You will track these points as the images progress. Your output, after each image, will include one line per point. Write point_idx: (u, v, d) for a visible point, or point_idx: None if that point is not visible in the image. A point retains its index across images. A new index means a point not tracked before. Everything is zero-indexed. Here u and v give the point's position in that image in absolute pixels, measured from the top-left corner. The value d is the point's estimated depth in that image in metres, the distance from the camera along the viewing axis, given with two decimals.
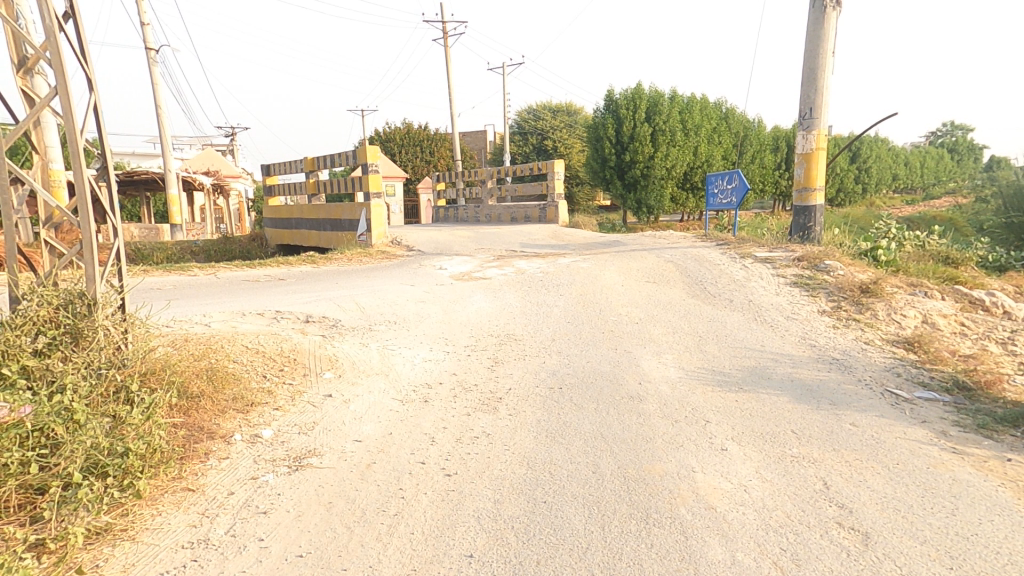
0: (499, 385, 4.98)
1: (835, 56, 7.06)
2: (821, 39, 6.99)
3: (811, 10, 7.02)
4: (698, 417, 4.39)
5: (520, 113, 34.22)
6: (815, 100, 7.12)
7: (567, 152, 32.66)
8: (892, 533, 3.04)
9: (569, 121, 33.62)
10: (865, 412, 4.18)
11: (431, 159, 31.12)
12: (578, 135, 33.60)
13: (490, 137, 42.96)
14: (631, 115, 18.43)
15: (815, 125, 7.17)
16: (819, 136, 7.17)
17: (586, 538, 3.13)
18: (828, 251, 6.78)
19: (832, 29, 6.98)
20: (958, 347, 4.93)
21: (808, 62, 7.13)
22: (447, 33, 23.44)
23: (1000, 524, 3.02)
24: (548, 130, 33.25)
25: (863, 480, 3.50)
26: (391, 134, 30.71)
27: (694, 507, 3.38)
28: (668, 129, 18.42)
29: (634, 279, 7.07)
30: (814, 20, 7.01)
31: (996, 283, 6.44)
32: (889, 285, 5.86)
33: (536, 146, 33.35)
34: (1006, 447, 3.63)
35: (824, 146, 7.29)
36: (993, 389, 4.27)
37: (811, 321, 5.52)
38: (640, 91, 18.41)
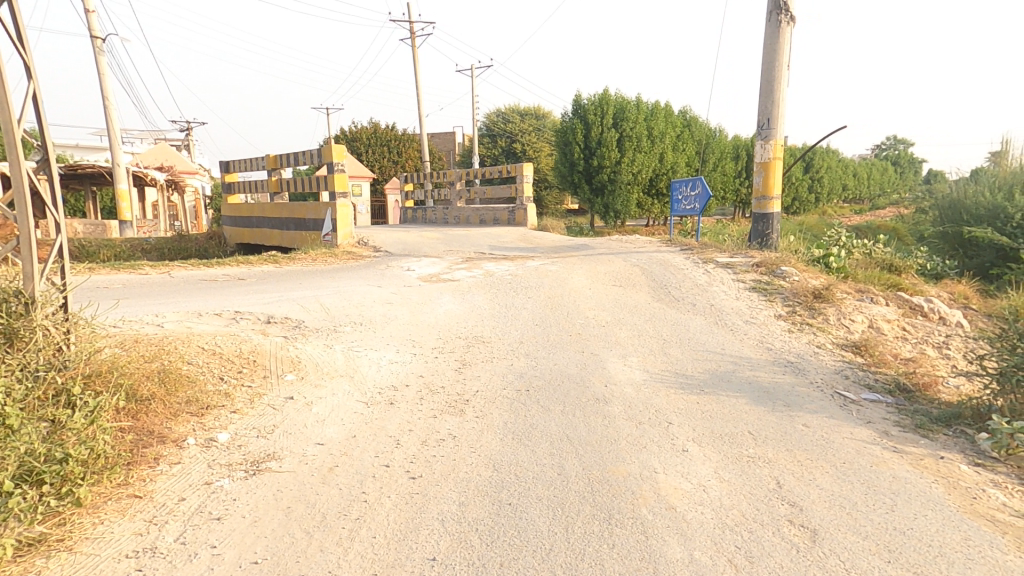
0: (466, 387, 4.97)
1: (790, 70, 7.36)
2: (777, 53, 7.27)
3: (767, 24, 7.29)
4: (661, 419, 4.49)
5: (490, 115, 34.26)
6: (772, 111, 7.40)
7: (536, 156, 32.86)
8: (838, 530, 3.18)
9: (537, 125, 33.91)
10: (817, 413, 4.37)
11: (399, 160, 30.83)
12: (547, 138, 33.87)
13: (459, 139, 42.87)
14: (598, 121, 18.72)
15: (773, 135, 7.44)
16: (776, 146, 7.45)
17: (549, 539, 3.16)
18: (784, 258, 7.04)
19: (787, 43, 7.26)
20: (900, 351, 5.21)
21: (766, 75, 7.41)
22: (416, 34, 23.32)
23: (933, 519, 3.20)
24: (517, 133, 33.45)
25: (813, 479, 3.66)
26: (358, 133, 30.28)
27: (655, 507, 3.46)
28: (634, 135, 18.79)
29: (601, 283, 7.18)
30: (771, 35, 7.29)
31: (934, 291, 6.85)
32: (840, 291, 6.13)
33: (505, 149, 33.46)
34: (940, 446, 3.86)
35: (780, 156, 7.59)
36: (930, 391, 4.53)
37: (768, 325, 5.72)
38: (607, 97, 18.71)
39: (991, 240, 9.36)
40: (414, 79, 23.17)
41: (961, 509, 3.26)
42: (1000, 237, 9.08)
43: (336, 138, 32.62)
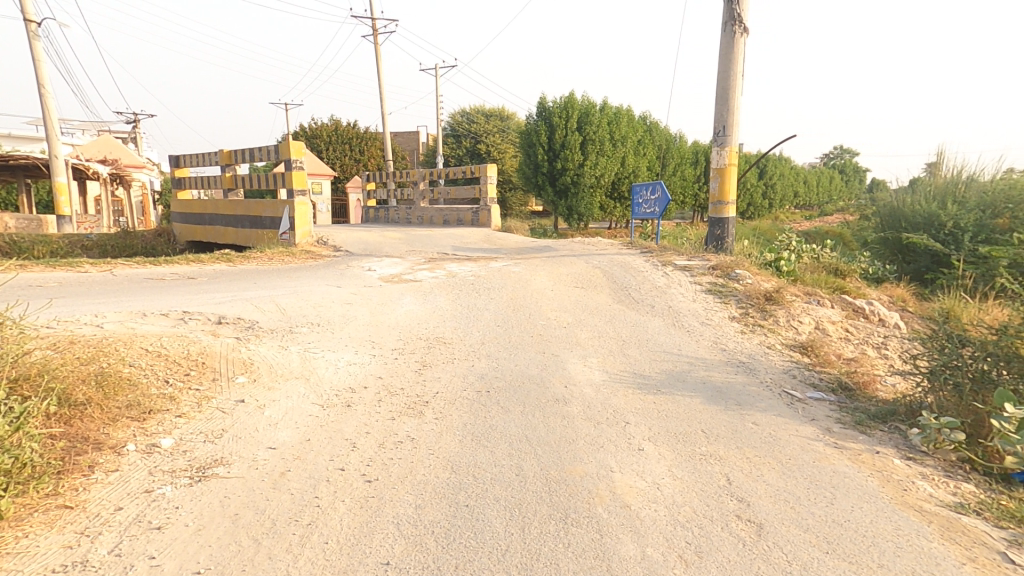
0: (426, 389, 4.93)
1: (744, 79, 7.60)
2: (732, 62, 7.51)
3: (723, 34, 7.51)
4: (618, 418, 4.58)
5: (456, 115, 34.05)
6: (727, 119, 7.64)
7: (501, 157, 32.91)
8: (782, 523, 3.31)
9: (501, 127, 33.94)
10: (766, 411, 4.53)
11: (360, 158, 30.40)
12: (511, 140, 33.96)
13: (422, 138, 42.64)
14: (564, 123, 18.91)
15: (728, 142, 7.67)
16: (731, 152, 7.69)
17: (506, 540, 3.17)
18: (738, 261, 7.28)
19: (741, 53, 7.50)
20: (843, 351, 5.45)
21: (721, 84, 7.63)
22: (377, 30, 23.07)
23: (867, 510, 3.37)
24: (481, 134, 33.43)
25: (760, 475, 3.79)
26: (317, 130, 29.69)
27: (611, 506, 3.52)
28: (598, 139, 19.05)
29: (563, 284, 7.24)
30: (725, 45, 7.52)
31: (876, 294, 7.18)
32: (790, 294, 6.36)
33: (470, 150, 33.33)
34: (876, 441, 4.05)
35: (735, 163, 7.84)
36: (869, 389, 4.74)
37: (722, 326, 5.89)
38: (572, 101, 18.95)
39: (927, 246, 9.90)
40: (378, 76, 22.91)
41: (892, 500, 3.44)
42: (935, 243, 9.60)
43: (294, 135, 31.84)
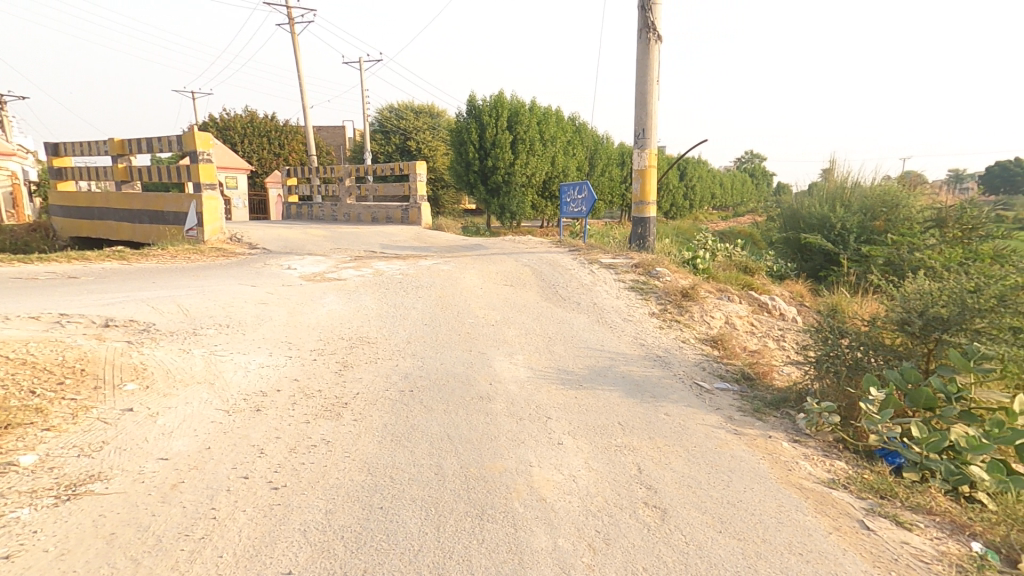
0: (346, 390, 4.80)
1: (660, 85, 7.93)
2: (648, 68, 7.80)
3: (639, 40, 7.79)
4: (540, 414, 4.64)
5: (383, 110, 33.11)
6: (645, 122, 7.93)
7: (432, 154, 32.33)
8: (683, 507, 3.47)
9: (430, 124, 33.45)
10: (678, 402, 4.74)
11: (279, 152, 29.20)
12: (441, 137, 33.63)
13: (350, 134, 41.43)
14: (493, 122, 18.67)
15: (647, 145, 7.97)
16: (651, 154, 7.99)
17: (419, 540, 3.14)
18: (659, 259, 7.58)
19: (656, 59, 7.81)
20: (748, 343, 5.81)
21: (639, 88, 7.91)
22: (291, 20, 22.17)
23: (758, 490, 3.60)
24: (410, 131, 32.90)
25: (668, 463, 3.96)
26: (230, 122, 28.37)
27: (527, 499, 3.57)
28: (528, 138, 18.97)
29: (493, 282, 7.27)
30: (641, 52, 7.81)
31: (779, 290, 7.73)
32: (704, 290, 6.71)
33: (399, 146, 32.53)
34: (771, 426, 4.34)
35: (655, 165, 8.14)
36: (768, 378, 5.06)
37: (643, 322, 6.12)
38: (501, 101, 18.72)
39: (820, 245, 10.69)
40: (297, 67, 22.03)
41: (779, 480, 3.69)
42: (827, 243, 10.39)
43: (204, 125, 29.78)
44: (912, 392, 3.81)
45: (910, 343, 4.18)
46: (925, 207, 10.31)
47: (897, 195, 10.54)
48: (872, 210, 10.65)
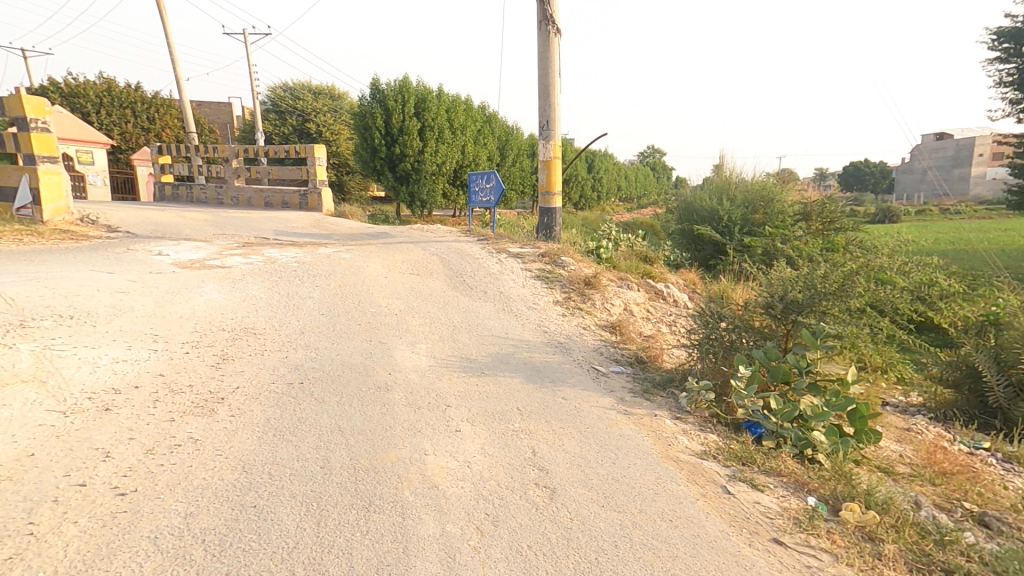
0: (224, 384, 4.35)
1: (561, 77, 8.11)
2: (548, 60, 7.95)
3: (539, 32, 7.91)
4: (439, 402, 4.47)
5: (277, 88, 30.50)
6: (549, 114, 8.06)
7: (335, 139, 30.45)
8: (571, 484, 3.48)
9: (332, 106, 31.50)
10: (574, 386, 4.78)
11: (149, 126, 25.86)
12: (343, 120, 31.39)
13: (237, 113, 38.55)
14: (399, 108, 18.01)
15: (551, 136, 8.12)
16: (555, 146, 8.15)
17: (295, 537, 2.86)
18: (565, 249, 7.72)
19: (556, 52, 7.98)
20: (644, 329, 6.03)
21: (541, 80, 8.03)
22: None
23: (640, 465, 3.69)
24: (309, 112, 30.69)
25: (561, 444, 3.95)
26: (80, 89, 24.53)
27: (418, 488, 3.39)
28: (436, 125, 18.35)
29: (399, 271, 7.04)
30: (541, 43, 7.93)
31: (676, 278, 8.16)
32: (605, 279, 6.90)
33: (296, 128, 30.44)
34: (658, 405, 4.50)
35: (559, 156, 8.29)
36: (658, 360, 5.29)
37: (547, 309, 6.16)
38: (407, 86, 18.17)
39: (710, 236, 11.36)
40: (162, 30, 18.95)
41: (660, 454, 3.81)
42: (716, 234, 11.06)
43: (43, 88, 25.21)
44: (772, 368, 4.09)
45: (772, 324, 4.48)
46: (794, 202, 11.21)
47: (771, 191, 11.42)
48: (752, 205, 11.44)
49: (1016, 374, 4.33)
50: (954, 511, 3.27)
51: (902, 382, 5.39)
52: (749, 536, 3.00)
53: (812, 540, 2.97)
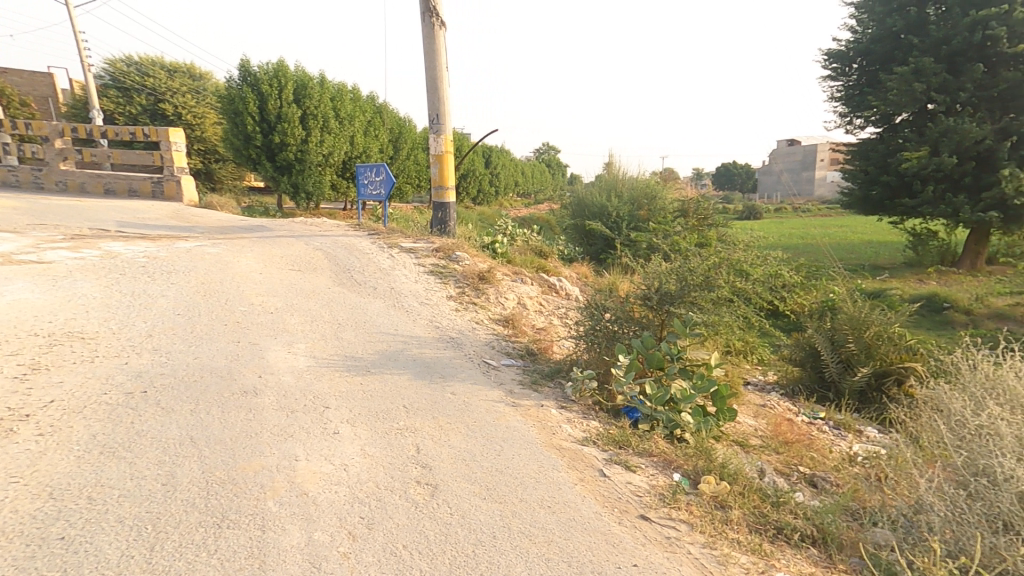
0: (33, 399, 3.68)
1: (449, 72, 8.09)
2: (434, 54, 7.87)
3: (424, 24, 7.80)
4: (316, 404, 4.03)
5: (116, 59, 23.49)
6: (438, 108, 8.00)
7: (196, 120, 23.26)
8: (455, 480, 3.26)
9: (193, 87, 24.70)
10: (464, 380, 4.67)
11: None
12: (210, 102, 24.63)
13: None
14: (275, 94, 16.09)
15: (443, 130, 8.05)
16: (446, 140, 8.09)
17: (117, 567, 2.38)
18: (459, 244, 7.64)
19: (442, 46, 7.93)
20: (536, 322, 6.15)
21: (429, 73, 7.93)
22: None
23: (524, 456, 3.60)
24: (163, 92, 23.69)
25: (447, 440, 3.71)
26: None
27: (284, 497, 2.95)
28: (320, 114, 16.81)
29: (276, 267, 6.58)
30: (427, 36, 7.83)
31: (568, 271, 8.55)
32: (500, 273, 6.97)
33: (147, 109, 23.39)
34: (544, 395, 4.54)
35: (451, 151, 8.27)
36: (546, 351, 5.39)
37: (439, 305, 6.04)
38: (284, 70, 16.44)
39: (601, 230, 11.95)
40: None
41: (543, 444, 3.77)
42: (605, 229, 11.66)
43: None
44: (648, 356, 4.22)
45: (649, 315, 4.65)
46: (674, 199, 12.29)
47: (655, 190, 12.38)
48: (636, 202, 12.33)
49: (845, 353, 4.95)
50: (791, 475, 3.66)
51: (762, 362, 6.00)
52: (619, 515, 3.06)
53: (672, 512, 3.12)
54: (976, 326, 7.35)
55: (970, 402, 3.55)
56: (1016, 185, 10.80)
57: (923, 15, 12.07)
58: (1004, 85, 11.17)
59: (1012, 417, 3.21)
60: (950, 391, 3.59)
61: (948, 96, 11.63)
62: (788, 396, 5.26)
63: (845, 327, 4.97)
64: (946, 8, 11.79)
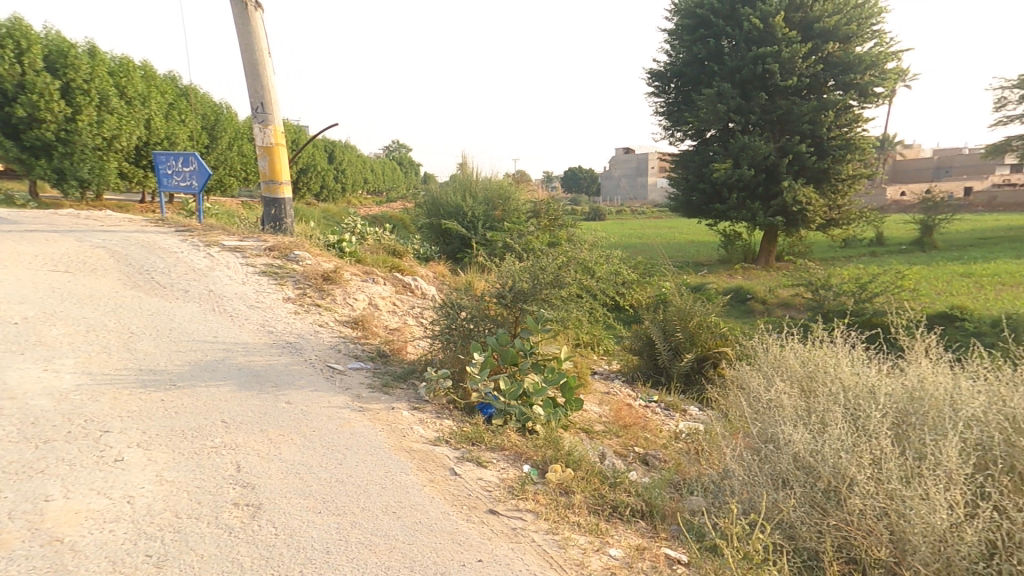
0: None
1: (272, 58, 7.60)
2: (252, 37, 7.33)
3: (236, 5, 7.22)
4: (94, 429, 3.31)
5: None
6: (264, 96, 7.44)
7: None
8: (283, 497, 2.87)
9: None
10: (302, 387, 4.24)
11: None
12: None
13: None
14: None
15: (270, 120, 7.49)
16: (276, 132, 7.54)
17: None
18: (299, 243, 7.13)
19: (260, 29, 7.42)
20: (389, 322, 5.96)
21: (248, 57, 7.36)
22: None
23: (369, 462, 3.31)
24: None
25: (276, 454, 3.28)
26: None
27: (19, 549, 2.33)
28: None
29: (37, 269, 5.54)
30: (240, 17, 7.26)
31: (424, 270, 8.55)
32: (348, 273, 6.63)
33: None
34: (395, 398, 4.34)
35: (284, 144, 7.74)
36: (400, 353, 5.19)
37: (274, 308, 5.55)
38: None
39: (457, 230, 11.42)
40: None
41: (392, 447, 3.53)
42: (460, 228, 11.16)
43: None
44: (504, 352, 4.23)
45: (503, 312, 4.67)
46: (526, 201, 12.30)
47: (508, 191, 12.06)
48: (493, 204, 11.85)
49: (674, 341, 5.58)
50: (627, 455, 4.00)
51: (608, 353, 6.58)
52: (467, 512, 2.96)
53: (519, 503, 3.13)
54: (769, 314, 8.75)
55: (762, 380, 4.20)
56: (793, 196, 12.76)
57: (719, 46, 13.49)
58: (778, 111, 12.99)
59: (785, 391, 3.92)
60: (747, 369, 4.14)
61: (742, 117, 13.33)
62: (627, 381, 5.76)
63: (673, 318, 5.65)
64: (736, 43, 13.33)
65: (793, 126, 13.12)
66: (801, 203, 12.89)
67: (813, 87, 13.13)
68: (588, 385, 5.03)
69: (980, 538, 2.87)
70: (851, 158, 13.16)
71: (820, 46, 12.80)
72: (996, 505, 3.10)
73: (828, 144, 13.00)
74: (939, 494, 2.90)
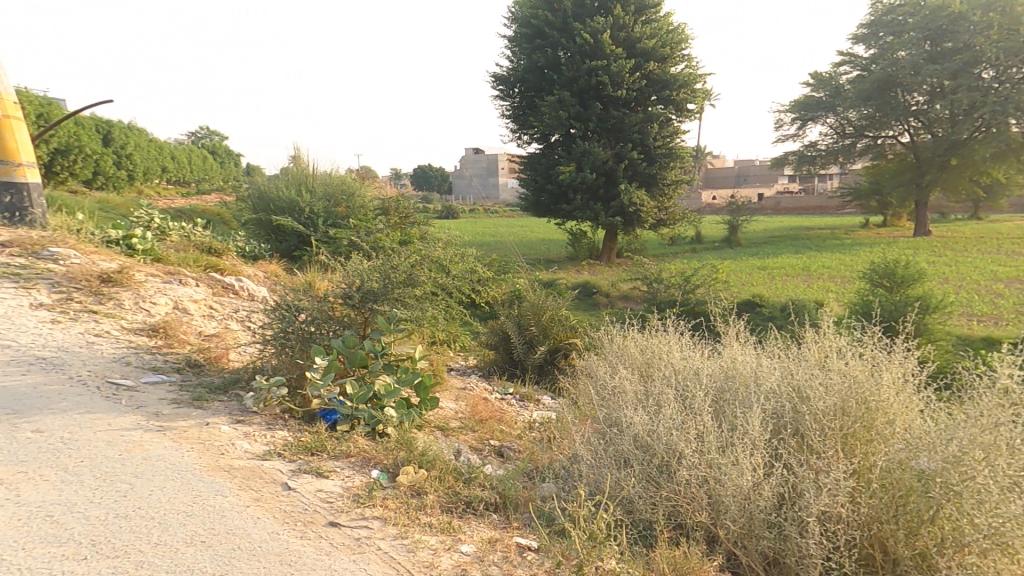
0: None
1: None
2: None
3: None
4: None
5: None
6: None
7: None
8: (25, 548, 2.35)
9: None
10: (64, 412, 3.57)
11: None
12: None
13: None
14: None
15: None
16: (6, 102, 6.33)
17: None
18: (58, 239, 6.13)
19: None
20: (204, 329, 5.49)
21: None
22: None
23: (165, 489, 2.88)
24: None
25: (15, 496, 2.71)
26: None
27: None
28: None
29: None
30: None
31: (250, 271, 8.15)
32: (139, 274, 5.93)
33: None
34: (210, 413, 3.89)
35: (20, 117, 6.53)
36: (220, 362, 4.78)
37: (16, 318, 4.68)
38: None
39: (291, 227, 10.17)
40: None
41: (204, 468, 3.13)
42: (295, 225, 9.95)
43: None
44: (351, 355, 4.05)
45: (350, 313, 4.46)
46: (373, 197, 11.64)
47: (351, 186, 11.34)
48: (336, 199, 11.05)
49: (529, 335, 5.84)
50: (483, 449, 4.06)
51: (465, 349, 6.73)
52: (302, 528, 2.71)
53: (366, 511, 2.94)
54: (611, 306, 9.52)
55: (609, 368, 4.51)
56: (628, 198, 13.90)
57: (556, 57, 14.15)
58: (612, 121, 14.06)
59: (626, 378, 4.22)
60: (596, 360, 4.37)
61: (582, 124, 13.99)
62: (484, 376, 5.87)
63: (529, 314, 5.90)
64: (570, 54, 14.05)
65: (624, 135, 14.23)
66: (636, 204, 14.00)
67: (639, 100, 14.27)
68: (444, 383, 5.03)
69: (774, 492, 3.41)
70: (674, 166, 14.42)
71: (642, 64, 13.87)
72: (784, 463, 3.74)
73: (655, 152, 14.19)
74: (745, 460, 3.36)
